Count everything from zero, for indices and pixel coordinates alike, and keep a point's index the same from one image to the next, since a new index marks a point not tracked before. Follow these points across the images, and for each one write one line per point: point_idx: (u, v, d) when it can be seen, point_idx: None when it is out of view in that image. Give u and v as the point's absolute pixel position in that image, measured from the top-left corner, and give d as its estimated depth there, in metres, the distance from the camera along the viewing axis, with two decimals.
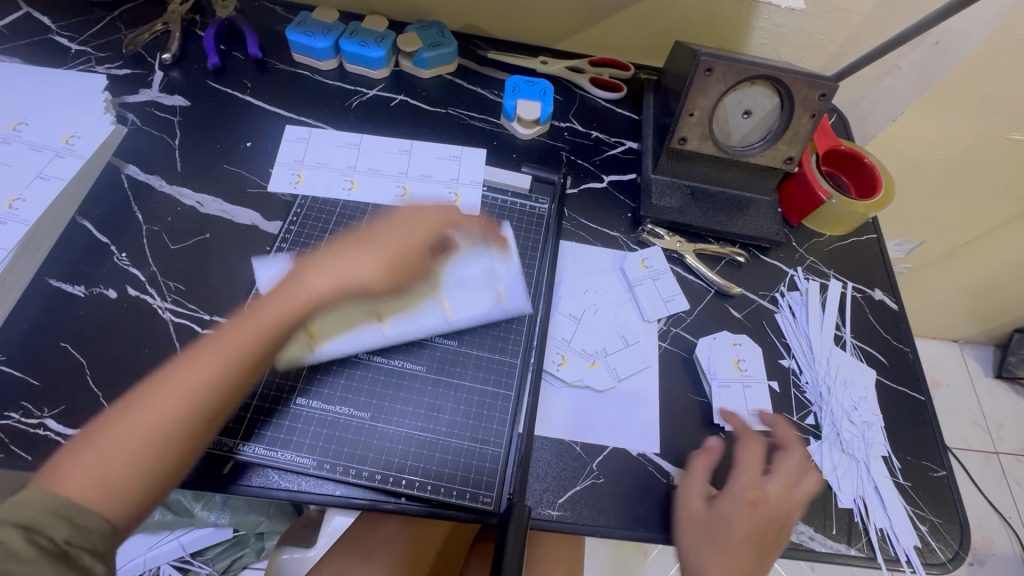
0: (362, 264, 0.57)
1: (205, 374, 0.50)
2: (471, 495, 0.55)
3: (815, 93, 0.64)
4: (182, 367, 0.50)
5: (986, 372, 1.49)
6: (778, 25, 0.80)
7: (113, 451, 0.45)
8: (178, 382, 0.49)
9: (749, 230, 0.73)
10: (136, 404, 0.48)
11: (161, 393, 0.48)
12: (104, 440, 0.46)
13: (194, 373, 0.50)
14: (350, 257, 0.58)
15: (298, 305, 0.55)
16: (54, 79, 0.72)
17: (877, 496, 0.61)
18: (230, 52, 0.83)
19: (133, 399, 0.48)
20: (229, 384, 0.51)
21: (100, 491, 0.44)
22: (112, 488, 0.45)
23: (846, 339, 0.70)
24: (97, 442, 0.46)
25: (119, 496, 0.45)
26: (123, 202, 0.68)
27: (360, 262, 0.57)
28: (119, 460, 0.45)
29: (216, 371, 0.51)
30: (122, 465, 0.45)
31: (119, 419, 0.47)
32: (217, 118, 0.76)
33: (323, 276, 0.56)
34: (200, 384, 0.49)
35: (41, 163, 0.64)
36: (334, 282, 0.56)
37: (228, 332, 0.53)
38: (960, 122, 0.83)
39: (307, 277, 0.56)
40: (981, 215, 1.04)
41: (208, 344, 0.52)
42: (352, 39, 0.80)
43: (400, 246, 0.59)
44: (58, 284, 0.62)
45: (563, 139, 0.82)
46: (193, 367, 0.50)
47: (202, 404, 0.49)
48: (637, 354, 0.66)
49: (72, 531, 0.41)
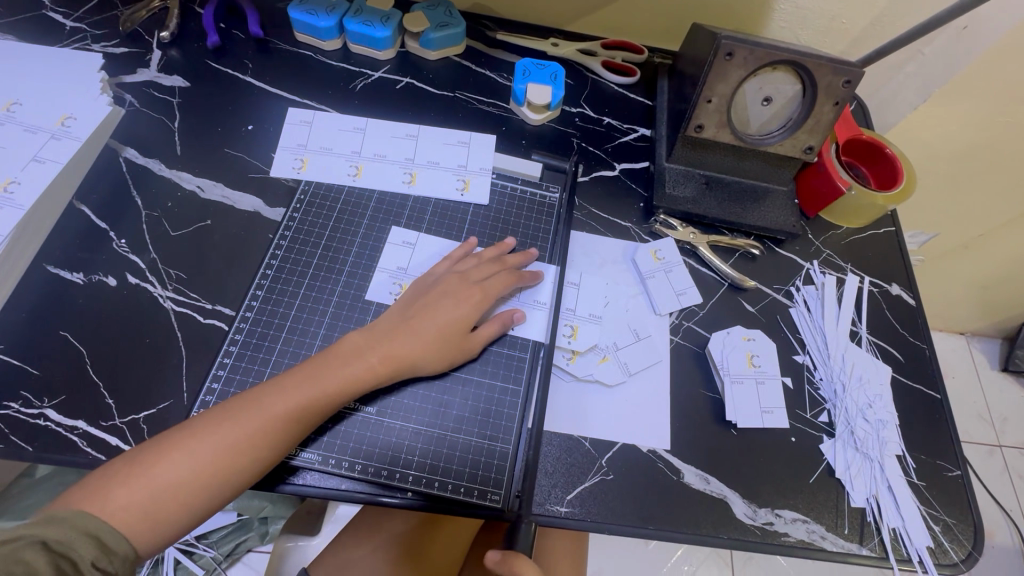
0: (411, 345, 0.56)
1: (261, 424, 0.49)
2: (479, 493, 0.54)
3: (839, 80, 0.62)
4: (238, 411, 0.49)
5: (992, 365, 1.48)
6: (799, 7, 0.77)
7: (158, 483, 0.46)
8: (238, 427, 0.48)
9: (764, 221, 0.71)
10: (187, 440, 0.48)
11: (213, 434, 0.48)
12: (150, 469, 0.46)
13: (249, 423, 0.49)
14: (401, 327, 0.57)
15: (359, 376, 0.54)
16: (49, 57, 0.70)
17: (891, 496, 0.59)
18: (231, 31, 0.80)
19: (187, 432, 0.48)
20: (282, 444, 0.50)
21: (135, 521, 0.45)
22: (147, 522, 0.45)
23: (862, 335, 0.69)
24: (144, 469, 0.46)
25: (150, 530, 0.45)
26: (122, 186, 0.66)
27: (409, 339, 0.57)
28: (161, 494, 0.46)
29: (277, 421, 0.50)
30: (162, 501, 0.46)
31: (167, 451, 0.47)
32: (217, 100, 0.74)
33: (381, 346, 0.56)
34: (254, 437, 0.49)
35: (36, 145, 0.62)
36: (386, 369, 0.55)
37: (296, 379, 0.52)
38: (984, 111, 0.81)
39: (372, 349, 0.55)
40: (999, 207, 1.01)
41: (274, 390, 0.51)
42: (356, 18, 0.77)
43: (450, 316, 0.59)
44: (56, 271, 0.61)
45: (574, 125, 0.79)
46: (249, 413, 0.49)
47: (251, 459, 0.48)
48: (649, 349, 0.64)
49: (100, 554, 0.42)
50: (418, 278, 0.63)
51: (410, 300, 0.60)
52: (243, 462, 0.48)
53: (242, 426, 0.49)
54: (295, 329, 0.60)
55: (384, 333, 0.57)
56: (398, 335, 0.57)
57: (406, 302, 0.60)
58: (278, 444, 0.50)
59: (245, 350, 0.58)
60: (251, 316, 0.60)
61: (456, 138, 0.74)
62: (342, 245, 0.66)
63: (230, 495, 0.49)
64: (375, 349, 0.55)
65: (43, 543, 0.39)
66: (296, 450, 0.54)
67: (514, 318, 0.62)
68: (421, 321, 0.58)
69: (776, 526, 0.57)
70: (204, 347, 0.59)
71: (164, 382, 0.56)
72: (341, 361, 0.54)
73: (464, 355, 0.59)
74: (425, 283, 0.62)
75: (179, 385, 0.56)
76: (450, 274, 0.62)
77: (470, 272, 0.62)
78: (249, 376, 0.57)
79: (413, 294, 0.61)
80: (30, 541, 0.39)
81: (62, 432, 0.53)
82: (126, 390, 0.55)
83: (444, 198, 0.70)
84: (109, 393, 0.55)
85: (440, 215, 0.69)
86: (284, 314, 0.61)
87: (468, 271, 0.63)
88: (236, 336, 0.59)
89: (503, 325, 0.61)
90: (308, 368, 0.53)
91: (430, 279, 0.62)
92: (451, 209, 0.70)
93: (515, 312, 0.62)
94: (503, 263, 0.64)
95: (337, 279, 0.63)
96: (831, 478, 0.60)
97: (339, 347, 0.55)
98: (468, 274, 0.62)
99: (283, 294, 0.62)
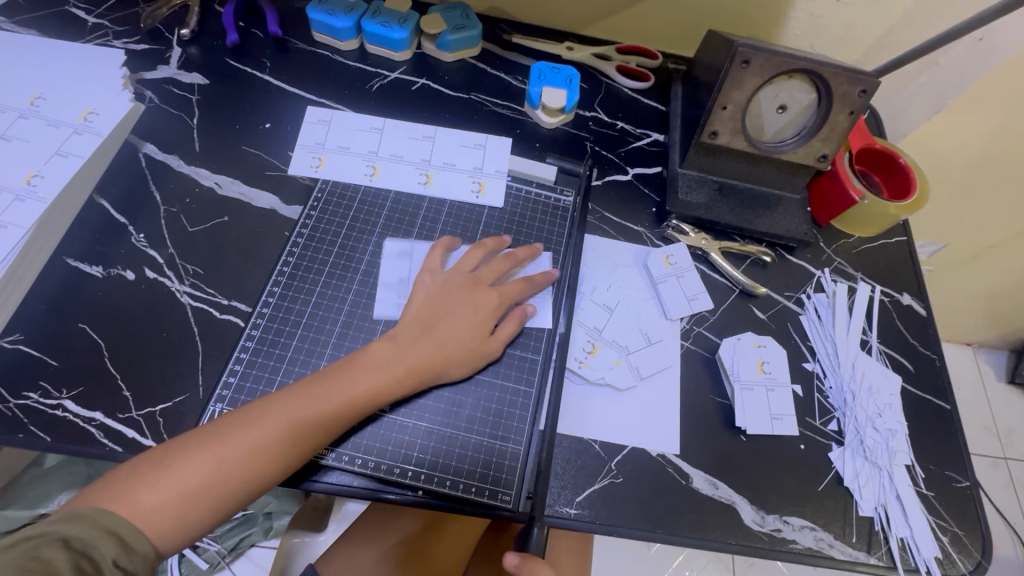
0: (434, 353, 0.57)
1: (288, 429, 0.49)
2: (490, 493, 0.55)
3: (855, 89, 0.62)
4: (266, 415, 0.50)
5: (999, 377, 1.47)
6: (815, 15, 0.77)
7: (185, 486, 0.46)
8: (266, 430, 0.49)
9: (776, 228, 0.71)
10: (214, 442, 0.48)
11: (240, 437, 0.48)
12: (177, 471, 0.46)
13: (276, 427, 0.49)
14: (424, 337, 0.58)
15: (384, 385, 0.54)
16: (72, 52, 0.71)
17: (899, 505, 0.60)
18: (250, 30, 0.81)
19: (213, 435, 0.48)
20: (307, 447, 0.51)
21: (161, 522, 0.45)
22: (175, 523, 0.46)
23: (872, 344, 0.69)
24: (171, 471, 0.46)
25: (176, 530, 0.46)
26: (141, 182, 0.67)
27: (433, 348, 0.57)
28: (188, 496, 0.46)
29: (305, 426, 0.50)
30: (189, 503, 0.46)
31: (194, 453, 0.47)
32: (235, 97, 0.75)
33: (405, 355, 0.56)
34: (281, 442, 0.49)
35: (58, 140, 0.63)
36: (413, 378, 0.55)
37: (323, 384, 0.52)
38: (998, 123, 0.81)
39: (395, 358, 0.56)
40: (1010, 218, 1.01)
41: (301, 394, 0.51)
42: (374, 19, 0.78)
43: (468, 322, 0.59)
44: (75, 264, 0.61)
45: (587, 129, 0.80)
46: (276, 417, 0.50)
47: (277, 463, 0.49)
48: (660, 353, 0.64)
49: (121, 551, 0.43)
50: (425, 270, 0.63)
51: (428, 305, 0.60)
52: (270, 466, 0.49)
53: (269, 430, 0.49)
54: (311, 326, 0.61)
55: (406, 342, 0.57)
56: (422, 344, 0.57)
57: (428, 308, 0.60)
58: (302, 449, 0.50)
59: (262, 346, 0.59)
60: (268, 311, 0.61)
61: (472, 141, 0.75)
62: (359, 246, 0.66)
63: (250, 497, 0.49)
64: (403, 357, 0.56)
65: (64, 540, 0.41)
66: (325, 450, 0.55)
67: (527, 312, 0.63)
68: (441, 330, 0.58)
69: (784, 532, 0.58)
70: (220, 342, 0.59)
71: (180, 375, 0.57)
72: (365, 368, 0.54)
73: (488, 362, 0.59)
74: (438, 280, 0.62)
75: (195, 379, 0.57)
76: (462, 275, 0.62)
77: (481, 273, 0.63)
78: (265, 372, 0.58)
79: (432, 300, 0.60)
80: (51, 539, 0.41)
81: (80, 424, 0.54)
82: (143, 383, 0.56)
83: (459, 200, 0.71)
84: (126, 386, 0.56)
85: (454, 216, 0.70)
86: (300, 312, 0.61)
87: (477, 272, 0.63)
88: (253, 331, 0.59)
89: (519, 322, 0.62)
90: (334, 375, 0.53)
91: (440, 275, 0.62)
92: (465, 210, 0.70)
93: (528, 307, 0.63)
94: (513, 257, 0.65)
95: (352, 277, 0.64)
96: (839, 487, 0.60)
97: (365, 355, 0.55)
98: (479, 275, 0.63)
99: (300, 291, 0.62)
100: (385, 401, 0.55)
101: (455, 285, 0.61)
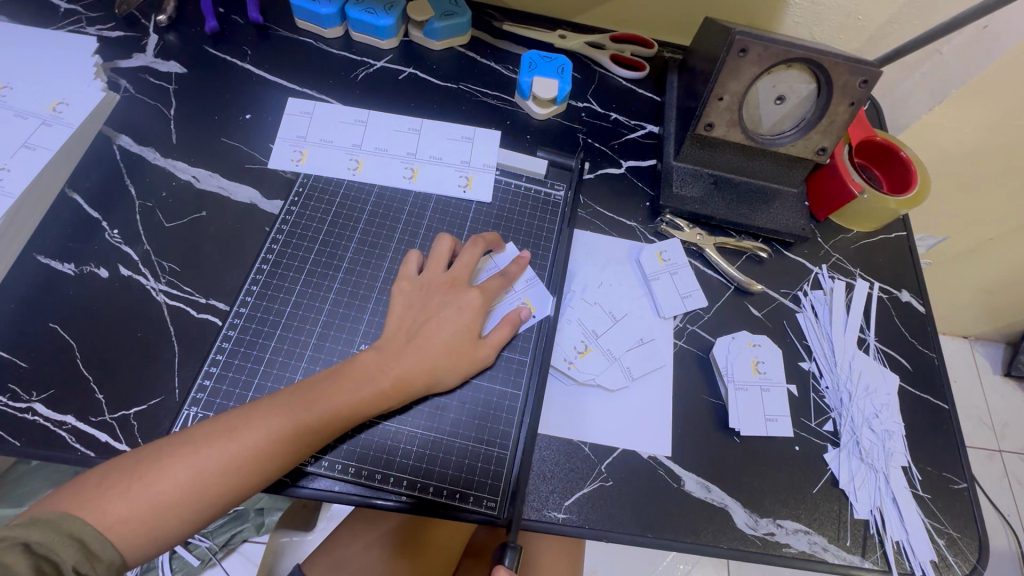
0: (421, 364, 0.55)
1: (266, 442, 0.47)
2: (474, 499, 0.54)
3: (856, 79, 0.60)
4: (243, 426, 0.47)
5: (995, 370, 1.46)
6: (815, 3, 0.75)
7: (159, 497, 0.44)
8: (246, 442, 0.47)
9: (773, 223, 0.69)
10: (190, 452, 0.46)
11: (220, 448, 0.46)
12: (150, 481, 0.44)
13: (255, 440, 0.47)
14: (410, 349, 0.55)
15: (370, 398, 0.52)
16: (43, 39, 0.68)
17: (895, 508, 0.58)
18: (229, 16, 0.78)
19: (189, 444, 0.46)
20: (288, 460, 0.49)
21: (134, 535, 0.43)
22: (147, 534, 0.44)
23: (869, 342, 0.67)
24: (142, 481, 0.44)
25: (147, 542, 0.44)
26: (115, 174, 0.65)
27: (420, 359, 0.55)
28: (161, 508, 0.44)
29: (285, 440, 0.48)
30: (163, 513, 0.44)
31: (169, 463, 0.45)
32: (214, 87, 0.72)
33: (393, 367, 0.54)
34: (258, 455, 0.47)
35: (26, 131, 0.61)
36: (399, 389, 0.53)
37: (303, 396, 0.50)
38: (1002, 114, 0.78)
39: (382, 369, 0.53)
40: (1011, 211, 0.99)
41: (279, 407, 0.49)
42: (359, 5, 0.75)
43: (452, 331, 0.57)
44: (46, 261, 0.59)
45: (580, 121, 0.77)
46: (255, 429, 0.47)
47: (256, 476, 0.47)
48: (652, 352, 0.63)
49: (83, 558, 0.41)
50: (402, 277, 0.60)
51: (410, 318, 0.58)
52: (246, 479, 0.47)
53: (248, 442, 0.47)
54: (290, 327, 0.59)
55: (394, 353, 0.55)
56: (409, 354, 0.55)
57: (408, 319, 0.58)
58: (280, 461, 0.48)
59: (239, 347, 0.57)
60: (245, 310, 0.59)
61: (461, 134, 0.72)
62: (339, 245, 0.64)
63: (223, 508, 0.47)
64: (388, 371, 0.54)
65: (25, 545, 0.39)
66: (311, 455, 0.53)
67: (522, 316, 0.60)
68: (427, 338, 0.56)
69: (777, 536, 0.56)
70: (196, 342, 0.57)
71: (156, 377, 0.55)
72: (349, 377, 0.52)
73: (476, 365, 0.57)
74: (416, 285, 0.59)
75: (171, 381, 0.55)
76: (438, 277, 0.60)
77: (457, 271, 0.61)
78: (242, 374, 0.56)
79: (413, 305, 0.58)
80: (12, 543, 0.38)
81: (51, 428, 0.52)
82: (117, 385, 0.54)
83: (448, 195, 0.68)
84: (99, 389, 0.54)
85: (441, 211, 0.68)
86: (280, 311, 0.59)
87: (455, 272, 0.60)
88: (230, 332, 0.57)
89: (513, 326, 0.60)
90: (315, 387, 0.51)
91: (417, 280, 0.60)
92: (453, 205, 0.68)
93: (523, 311, 0.61)
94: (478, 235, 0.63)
95: (333, 275, 0.62)
96: (835, 489, 0.59)
97: (351, 365, 0.53)
98: (456, 274, 0.60)
99: (279, 290, 0.60)
100: (366, 414, 0.52)
101: (437, 296, 0.59)
